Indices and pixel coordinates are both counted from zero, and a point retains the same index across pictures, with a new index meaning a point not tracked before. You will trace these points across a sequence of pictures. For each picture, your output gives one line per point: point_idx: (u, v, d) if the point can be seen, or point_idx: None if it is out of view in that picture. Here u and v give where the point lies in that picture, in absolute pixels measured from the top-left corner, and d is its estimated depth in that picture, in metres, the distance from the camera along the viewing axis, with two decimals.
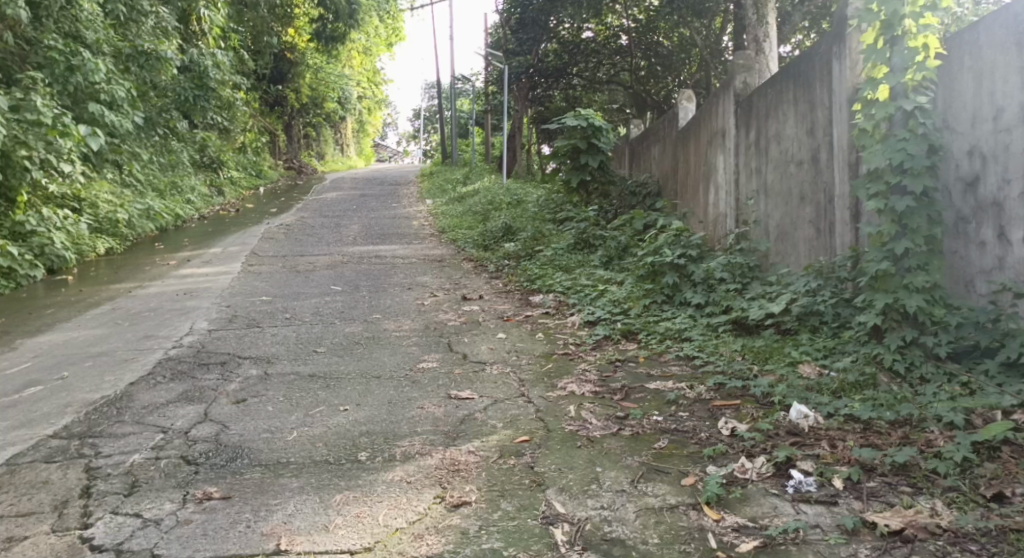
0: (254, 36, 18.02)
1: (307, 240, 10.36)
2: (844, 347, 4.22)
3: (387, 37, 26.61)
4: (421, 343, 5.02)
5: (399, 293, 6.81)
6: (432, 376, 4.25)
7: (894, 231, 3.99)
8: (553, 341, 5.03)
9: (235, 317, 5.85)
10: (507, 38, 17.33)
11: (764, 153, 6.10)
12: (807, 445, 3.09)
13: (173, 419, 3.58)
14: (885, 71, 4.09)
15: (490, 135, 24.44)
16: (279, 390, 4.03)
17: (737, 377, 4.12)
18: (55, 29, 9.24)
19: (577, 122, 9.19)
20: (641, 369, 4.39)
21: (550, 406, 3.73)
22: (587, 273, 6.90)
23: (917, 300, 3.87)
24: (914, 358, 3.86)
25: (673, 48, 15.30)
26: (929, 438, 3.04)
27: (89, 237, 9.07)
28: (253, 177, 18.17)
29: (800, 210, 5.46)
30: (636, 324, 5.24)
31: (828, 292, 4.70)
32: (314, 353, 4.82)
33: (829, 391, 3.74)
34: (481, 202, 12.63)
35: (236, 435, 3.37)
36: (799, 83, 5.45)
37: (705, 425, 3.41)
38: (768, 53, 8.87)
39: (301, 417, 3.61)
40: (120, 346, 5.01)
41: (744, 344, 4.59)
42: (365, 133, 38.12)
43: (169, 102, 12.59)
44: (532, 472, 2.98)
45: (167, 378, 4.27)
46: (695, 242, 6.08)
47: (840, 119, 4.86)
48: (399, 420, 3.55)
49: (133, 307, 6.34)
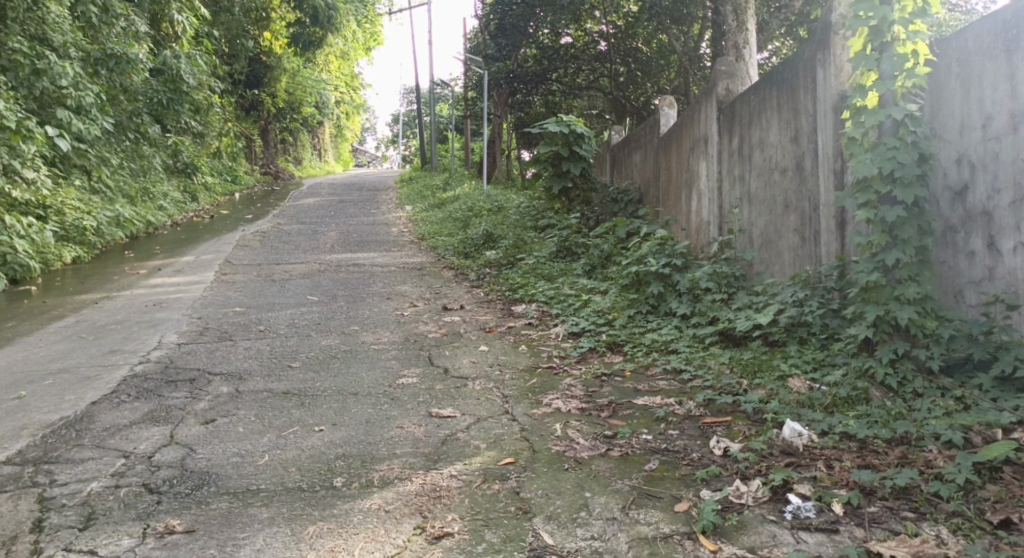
0: (228, 40, 17.86)
1: (282, 247, 10.15)
2: (834, 360, 4.10)
3: (366, 42, 26.45)
4: (400, 357, 4.86)
5: (377, 303, 6.64)
6: (412, 393, 4.09)
7: (885, 241, 3.87)
8: (537, 354, 4.88)
9: (207, 330, 5.64)
10: (486, 44, 17.24)
11: (748, 160, 6.00)
12: (803, 467, 2.96)
13: (136, 442, 3.39)
14: (874, 78, 4.00)
15: (469, 141, 24.29)
16: (251, 410, 3.84)
17: (727, 393, 4.00)
18: (21, 31, 9.02)
19: (559, 128, 9.09)
20: (627, 384, 4.25)
21: (534, 425, 3.58)
22: (570, 282, 6.77)
23: (909, 312, 3.76)
24: (906, 372, 3.73)
25: (652, 54, 15.33)
26: (928, 458, 2.91)
27: (55, 245, 8.76)
28: (228, 183, 17.90)
29: (785, 218, 5.35)
30: (621, 335, 5.10)
31: (815, 302, 4.58)
32: (288, 368, 4.62)
33: (822, 407, 3.63)
34: (462, 208, 12.48)
35: (203, 459, 3.19)
36: (783, 89, 5.36)
37: (696, 444, 3.28)
38: (749, 60, 8.77)
39: (273, 438, 3.44)
40: (83, 362, 4.79)
41: (732, 357, 4.47)
42: (343, 138, 37.84)
43: (140, 105, 11.97)
44: (517, 498, 2.83)
45: (132, 396, 4.07)
46: (679, 251, 5.94)
47: (825, 126, 4.77)
48: (377, 441, 3.38)
49: (98, 320, 6.10)
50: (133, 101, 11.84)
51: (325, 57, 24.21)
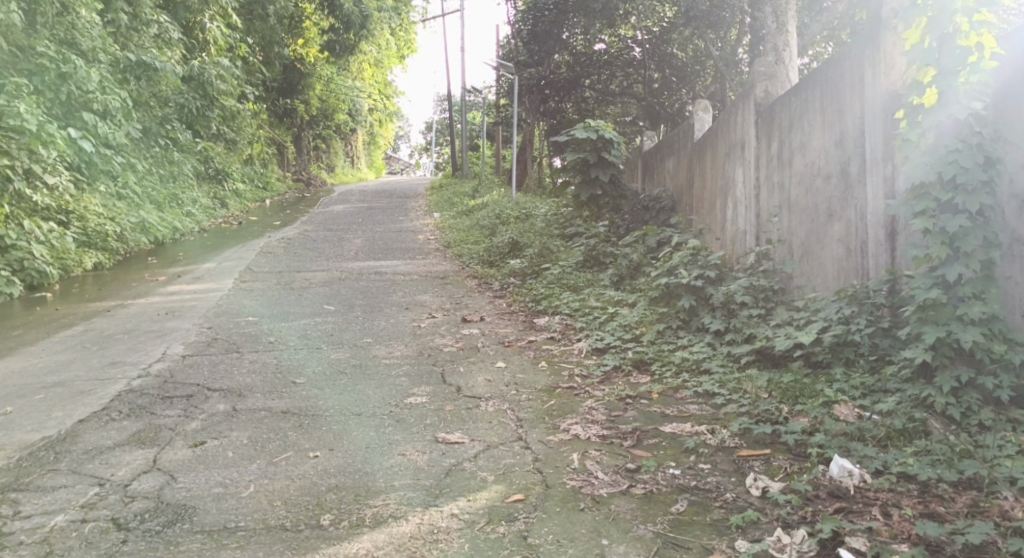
0: (264, 47, 18.09)
1: (306, 254, 9.91)
2: (886, 386, 3.71)
3: (400, 50, 26.51)
4: (411, 373, 4.53)
5: (395, 314, 6.34)
6: (419, 414, 3.78)
7: (945, 254, 3.50)
8: (557, 373, 4.52)
9: (215, 341, 5.38)
10: (519, 50, 16.94)
11: (787, 166, 5.62)
12: (855, 514, 2.59)
13: (115, 468, 3.12)
14: (933, 73, 3.65)
15: (501, 148, 24.04)
16: (245, 431, 3.55)
17: (765, 421, 3.61)
18: (50, 35, 8.86)
19: (587, 133, 8.81)
20: (654, 408, 3.88)
21: (549, 455, 3.24)
22: (597, 293, 6.42)
23: (974, 334, 3.37)
24: (970, 402, 3.35)
25: (687, 60, 15.05)
26: (1003, 507, 2.54)
27: (75, 251, 8.51)
28: (261, 189, 17.78)
29: (828, 227, 4.95)
30: (649, 353, 4.74)
31: (864, 319, 4.18)
32: (290, 385, 4.32)
33: (874, 440, 3.25)
34: (489, 216, 12.19)
35: (183, 490, 2.90)
36: (827, 90, 4.99)
37: (730, 482, 2.91)
38: (788, 63, 8.33)
39: (263, 466, 3.14)
40: (80, 375, 4.54)
41: (770, 379, 4.08)
42: (377, 145, 37.94)
43: (172, 112, 12.63)
44: (524, 544, 2.52)
45: (122, 414, 3.80)
46: (713, 261, 5.55)
47: (875, 127, 4.38)
48: (374, 471, 3.07)
49: (108, 329, 5.88)
50: (164, 107, 12.50)
51: (358, 64, 24.13)
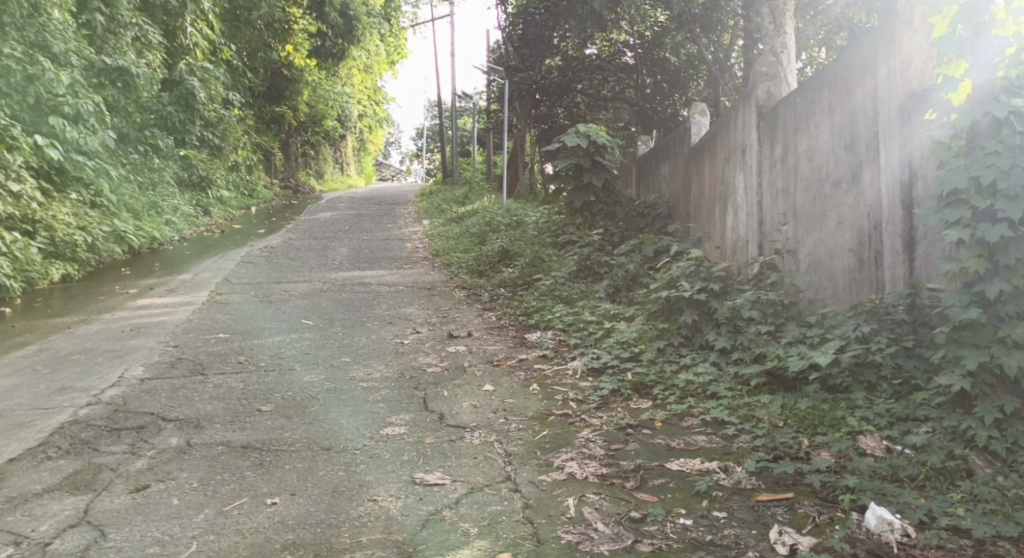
0: (249, 53, 17.67)
1: (288, 264, 9.47)
2: (915, 414, 3.32)
3: (389, 55, 26.29)
4: (390, 399, 4.11)
5: (377, 329, 5.91)
6: (396, 449, 3.36)
7: (983, 269, 3.08)
8: (550, 398, 4.11)
9: (179, 362, 4.96)
10: (508, 55, 16.61)
11: (792, 171, 5.22)
12: None
13: (38, 521, 2.70)
14: (963, 67, 3.25)
15: (492, 154, 23.59)
16: (196, 471, 3.13)
17: (784, 456, 3.20)
18: (18, 36, 8.50)
19: (577, 139, 8.42)
20: (658, 440, 3.48)
21: (541, 500, 2.83)
22: (591, 306, 6.01)
23: (1020, 358, 2.98)
24: (1017, 435, 2.95)
25: (681, 64, 14.45)
26: None
27: (42, 262, 8.00)
28: (247, 196, 17.26)
29: (839, 236, 4.55)
30: (649, 374, 4.34)
31: (885, 337, 3.78)
32: (254, 414, 3.89)
33: (911, 481, 2.86)
34: (480, 223, 11.77)
35: (112, 551, 2.51)
36: (837, 89, 4.59)
37: (751, 536, 2.55)
38: (787, 64, 7.81)
39: (210, 517, 2.72)
40: (23, 404, 4.10)
41: (785, 406, 3.68)
42: (366, 152, 37.57)
43: (150, 119, 12.47)
44: None
45: (60, 452, 3.37)
46: (717, 273, 5.13)
47: (893, 128, 3.97)
48: (338, 522, 2.67)
49: (65, 349, 5.44)
50: (145, 114, 12.39)
51: (347, 70, 23.87)
